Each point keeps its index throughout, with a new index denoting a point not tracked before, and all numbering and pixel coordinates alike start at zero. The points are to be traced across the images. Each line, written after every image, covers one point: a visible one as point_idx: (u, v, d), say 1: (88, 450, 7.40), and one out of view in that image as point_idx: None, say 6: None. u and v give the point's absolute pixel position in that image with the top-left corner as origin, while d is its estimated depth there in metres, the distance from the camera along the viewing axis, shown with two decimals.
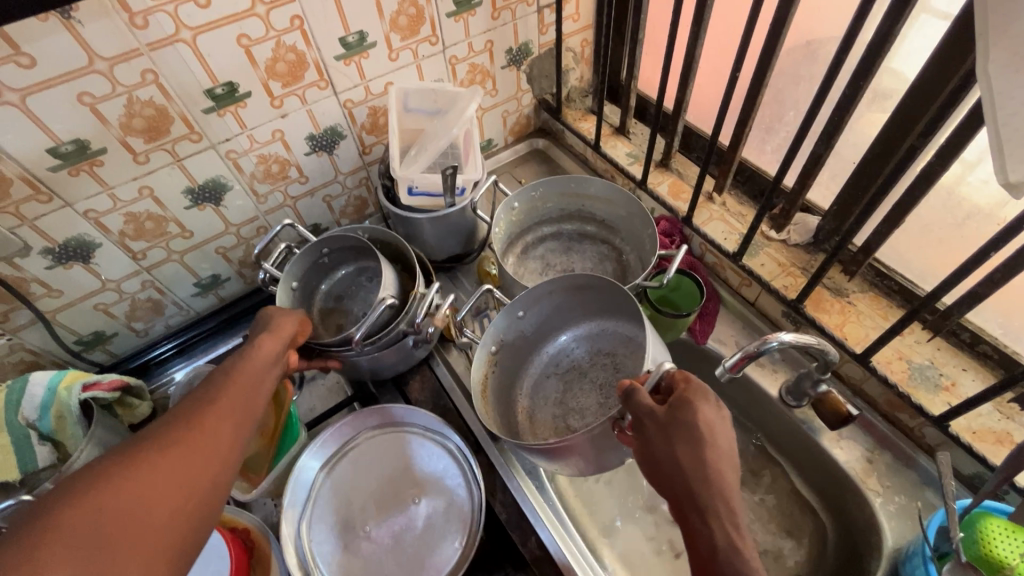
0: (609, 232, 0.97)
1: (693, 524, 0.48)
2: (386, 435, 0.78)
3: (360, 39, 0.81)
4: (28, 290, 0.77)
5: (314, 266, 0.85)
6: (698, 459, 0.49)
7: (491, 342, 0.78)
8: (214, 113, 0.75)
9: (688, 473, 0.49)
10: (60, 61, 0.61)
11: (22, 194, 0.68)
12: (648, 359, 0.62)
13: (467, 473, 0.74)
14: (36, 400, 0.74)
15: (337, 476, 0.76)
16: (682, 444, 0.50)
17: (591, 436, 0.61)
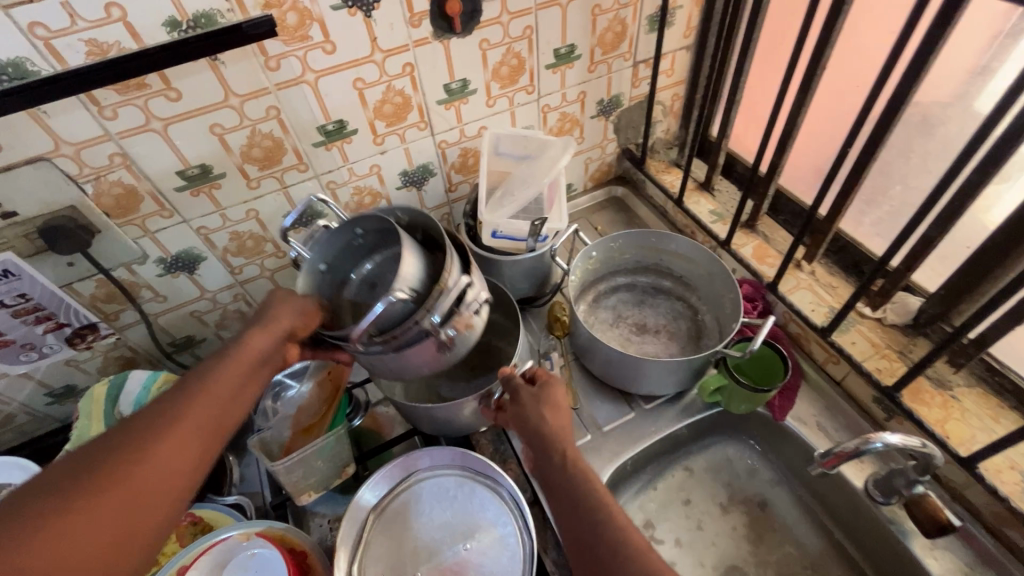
0: (685, 289, 0.95)
1: (550, 469, 0.60)
2: (439, 477, 0.78)
3: (463, 86, 0.84)
4: (139, 294, 0.84)
5: (348, 249, 0.71)
6: (557, 421, 0.62)
7: None
8: (322, 147, 0.80)
9: (544, 425, 0.62)
10: (201, 96, 0.68)
11: (149, 209, 0.75)
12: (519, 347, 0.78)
13: (519, 518, 0.72)
14: (131, 396, 0.80)
15: (388, 515, 0.75)
16: (546, 410, 0.63)
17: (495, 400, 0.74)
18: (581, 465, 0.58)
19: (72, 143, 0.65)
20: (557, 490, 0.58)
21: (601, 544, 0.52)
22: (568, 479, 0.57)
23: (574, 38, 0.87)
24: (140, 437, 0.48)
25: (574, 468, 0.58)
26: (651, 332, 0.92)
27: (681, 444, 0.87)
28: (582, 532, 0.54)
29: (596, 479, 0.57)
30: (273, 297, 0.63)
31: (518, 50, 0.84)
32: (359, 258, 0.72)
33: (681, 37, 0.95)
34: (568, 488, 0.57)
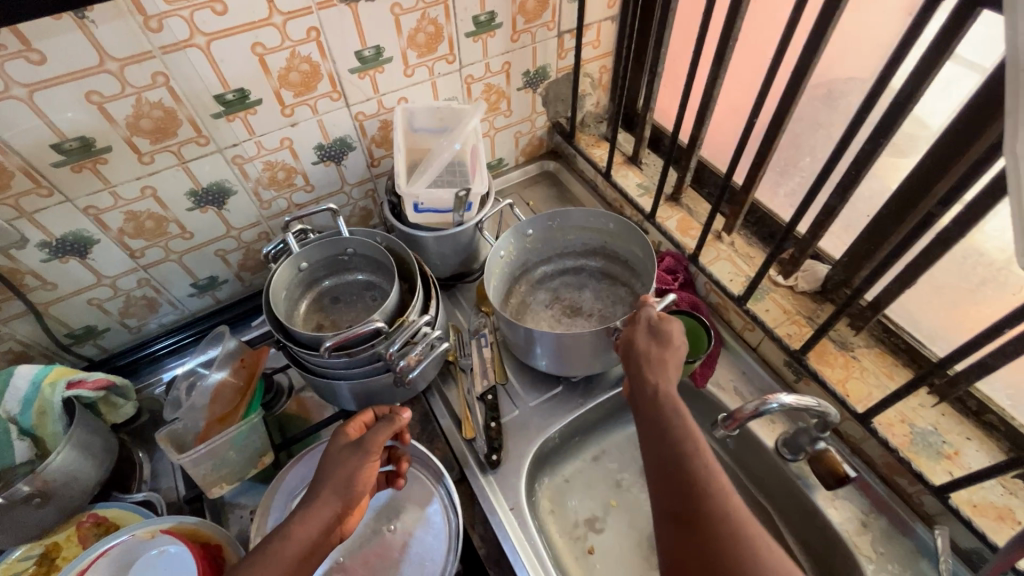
0: (630, 275, 0.93)
1: (641, 399, 0.58)
2: None
3: (377, 53, 0.80)
4: (22, 282, 0.76)
5: (332, 261, 0.83)
6: (658, 356, 0.60)
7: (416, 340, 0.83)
8: (223, 118, 0.75)
9: (644, 351, 0.61)
10: (72, 60, 0.61)
11: (23, 186, 0.68)
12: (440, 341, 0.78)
13: (443, 496, 0.72)
14: (19, 393, 0.73)
15: None
16: (655, 343, 0.62)
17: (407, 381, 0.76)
18: (672, 397, 0.56)
19: None
20: (643, 417, 0.57)
21: (686, 480, 0.50)
22: (653, 412, 0.56)
23: (494, 6, 0.84)
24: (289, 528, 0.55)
25: (665, 398, 0.56)
26: (583, 316, 0.91)
27: (609, 417, 0.88)
28: (665, 460, 0.52)
29: (690, 417, 0.54)
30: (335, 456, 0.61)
31: (434, 16, 0.80)
32: (336, 270, 0.85)
33: (605, 7, 0.93)
34: (657, 418, 0.55)
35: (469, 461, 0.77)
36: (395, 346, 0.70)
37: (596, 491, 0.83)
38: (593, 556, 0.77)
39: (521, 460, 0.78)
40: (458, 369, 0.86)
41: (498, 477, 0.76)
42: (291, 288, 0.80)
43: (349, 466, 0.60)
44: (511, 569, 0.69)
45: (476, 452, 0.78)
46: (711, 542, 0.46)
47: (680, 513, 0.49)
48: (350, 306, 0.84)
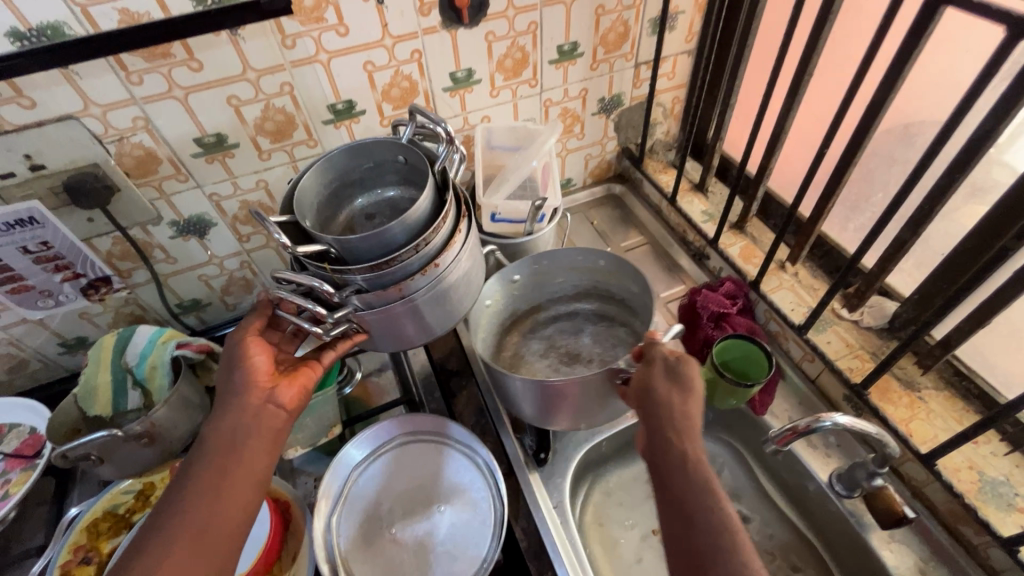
0: (628, 315, 0.92)
1: (666, 466, 0.55)
2: (417, 445, 0.81)
3: (468, 75, 0.89)
4: (152, 254, 0.89)
5: (420, 176, 0.70)
6: (681, 408, 0.58)
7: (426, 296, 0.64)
8: (331, 125, 0.85)
9: (667, 403, 0.59)
10: (221, 69, 0.73)
11: (166, 172, 0.80)
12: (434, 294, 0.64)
13: (492, 488, 0.76)
14: (138, 348, 0.84)
15: (369, 476, 0.79)
16: (677, 392, 0.59)
17: (384, 317, 0.63)
18: (700, 463, 0.54)
19: (100, 105, 0.70)
20: (666, 481, 0.54)
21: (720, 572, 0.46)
22: (683, 492, 0.53)
23: (578, 36, 0.91)
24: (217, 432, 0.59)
25: (697, 474, 0.53)
26: (580, 362, 0.90)
27: None
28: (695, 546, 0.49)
29: (721, 494, 0.51)
30: (224, 362, 0.64)
31: (522, 44, 0.88)
32: (408, 182, 0.73)
33: (682, 41, 0.99)
34: (685, 494, 0.52)
35: (516, 456, 0.80)
36: (363, 270, 0.58)
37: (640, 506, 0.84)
38: (631, 567, 0.78)
39: (567, 461, 0.81)
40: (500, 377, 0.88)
41: (543, 475, 0.80)
42: (352, 173, 0.71)
43: (243, 362, 0.63)
44: (550, 564, 0.71)
45: (524, 449, 0.81)
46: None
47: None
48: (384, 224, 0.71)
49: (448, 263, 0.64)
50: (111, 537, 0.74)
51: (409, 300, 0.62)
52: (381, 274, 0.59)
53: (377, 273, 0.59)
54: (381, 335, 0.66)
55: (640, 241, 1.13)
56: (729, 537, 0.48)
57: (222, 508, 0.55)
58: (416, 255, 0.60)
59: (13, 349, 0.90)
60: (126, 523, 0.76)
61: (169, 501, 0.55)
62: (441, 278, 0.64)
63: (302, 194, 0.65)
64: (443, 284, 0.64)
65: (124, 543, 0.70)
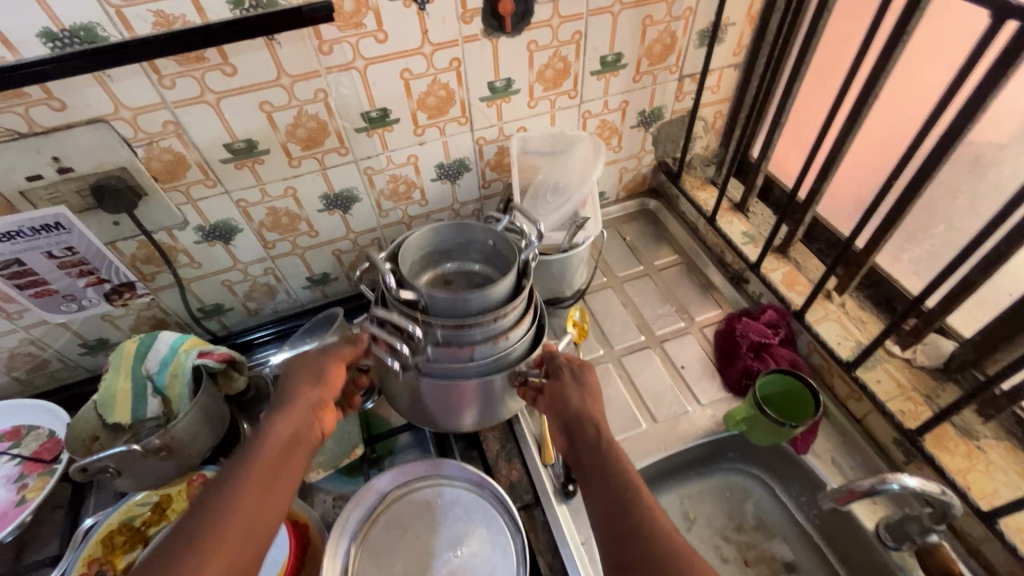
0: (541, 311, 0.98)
1: (582, 445, 0.61)
2: (415, 493, 0.75)
3: (506, 85, 0.85)
4: (176, 258, 0.86)
5: (497, 259, 0.78)
6: (586, 401, 0.65)
7: (490, 361, 0.70)
8: (364, 133, 0.82)
9: (571, 399, 0.65)
10: (255, 74, 0.70)
11: (194, 177, 0.78)
12: (500, 358, 0.70)
13: (493, 501, 0.73)
14: (159, 354, 0.82)
15: (370, 541, 0.70)
16: (582, 390, 0.66)
17: (446, 371, 0.69)
18: (612, 441, 0.60)
19: (130, 108, 0.68)
20: (585, 464, 0.59)
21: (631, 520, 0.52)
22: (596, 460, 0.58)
23: (622, 47, 0.87)
24: (281, 431, 0.59)
25: (608, 446, 0.59)
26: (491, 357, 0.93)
27: (688, 466, 0.86)
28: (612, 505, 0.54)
29: (627, 460, 0.58)
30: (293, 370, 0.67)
31: (564, 54, 0.84)
32: (490, 264, 0.79)
33: (730, 55, 0.95)
34: (600, 470, 0.57)
35: (542, 488, 0.77)
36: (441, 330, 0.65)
37: None
38: None
39: None
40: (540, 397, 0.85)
41: (572, 508, 0.76)
42: (446, 245, 0.78)
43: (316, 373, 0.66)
44: None
45: (552, 478, 0.78)
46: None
47: (624, 560, 0.50)
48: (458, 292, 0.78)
49: (514, 339, 0.70)
50: (127, 551, 0.72)
51: (475, 362, 0.69)
52: (458, 334, 0.66)
53: (455, 331, 0.65)
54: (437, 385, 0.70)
55: (674, 259, 1.08)
56: (634, 494, 0.54)
57: (271, 511, 0.53)
58: (493, 324, 0.66)
59: (34, 349, 0.88)
60: (142, 538, 0.74)
61: (216, 491, 0.52)
62: (507, 348, 0.70)
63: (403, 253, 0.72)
64: (506, 355, 0.70)
65: None
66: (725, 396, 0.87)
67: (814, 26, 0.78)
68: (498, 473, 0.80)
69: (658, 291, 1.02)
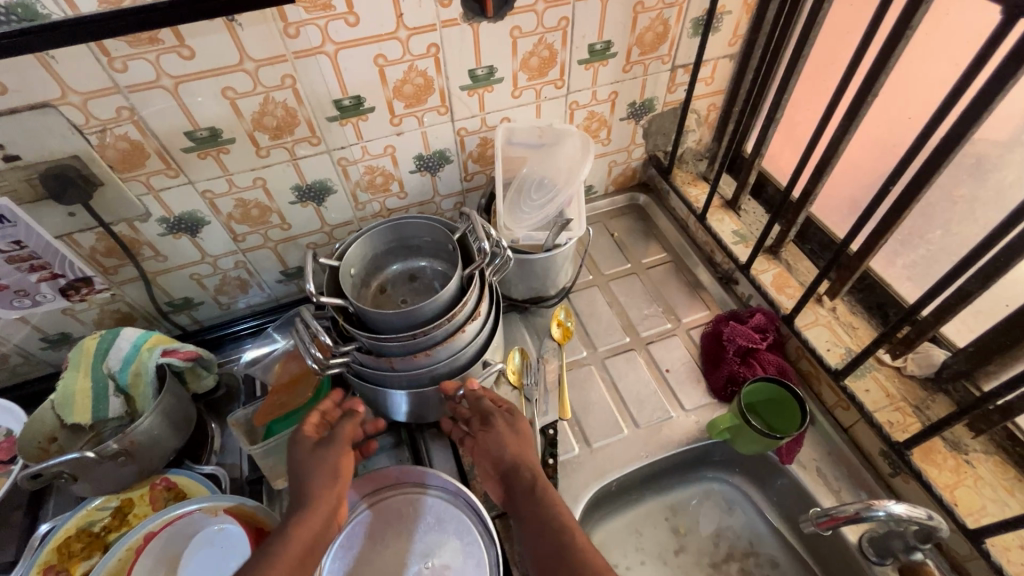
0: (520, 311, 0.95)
1: (518, 492, 0.65)
2: (386, 502, 0.72)
3: (489, 73, 0.80)
4: (139, 251, 0.82)
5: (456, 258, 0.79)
6: (519, 446, 0.68)
7: (411, 370, 0.72)
8: (337, 122, 0.78)
9: (503, 445, 0.68)
10: (215, 58, 0.65)
11: (155, 166, 0.73)
12: (424, 367, 0.73)
13: (465, 508, 0.71)
14: (121, 353, 0.79)
15: (340, 554, 0.68)
16: (512, 436, 0.69)
17: (371, 371, 0.73)
18: (547, 486, 0.63)
19: (80, 93, 0.63)
20: (523, 511, 0.62)
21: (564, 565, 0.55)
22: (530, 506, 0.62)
23: (611, 35, 0.83)
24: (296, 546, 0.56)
25: (542, 489, 0.63)
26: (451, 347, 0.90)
27: (671, 472, 0.83)
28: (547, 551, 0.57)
29: (561, 505, 0.61)
30: (303, 454, 0.65)
31: (550, 41, 0.80)
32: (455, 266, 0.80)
33: (725, 45, 0.90)
34: (535, 514, 0.60)
35: None
36: (361, 335, 0.68)
37: (648, 557, 0.78)
38: None
39: (574, 503, 0.75)
40: (521, 397, 0.84)
41: None
42: (414, 241, 0.80)
43: (334, 471, 0.63)
44: None
45: None
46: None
47: None
48: (417, 289, 0.80)
49: (441, 355, 0.72)
50: (84, 558, 0.70)
51: (395, 372, 0.72)
52: (376, 346, 0.69)
53: (374, 341, 0.68)
54: (362, 379, 0.75)
55: (662, 257, 1.04)
56: (569, 536, 0.57)
57: None
58: (412, 341, 0.69)
59: None
60: (101, 544, 0.71)
61: None
62: (432, 362, 0.72)
63: (361, 245, 0.75)
64: (430, 366, 0.73)
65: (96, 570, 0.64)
66: (709, 401, 0.85)
67: (814, 17, 0.74)
68: (474, 480, 0.77)
69: (645, 290, 0.99)
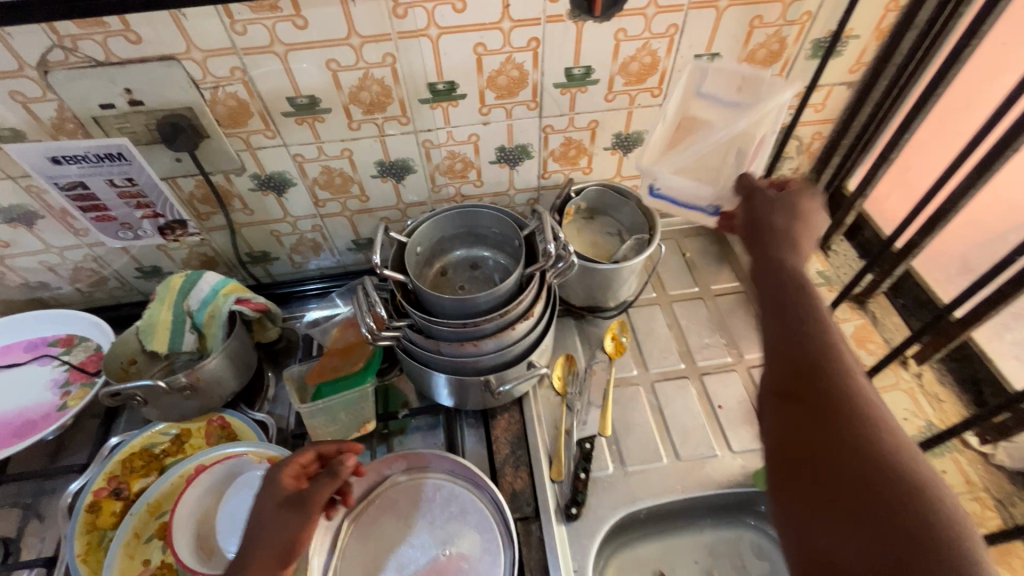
0: (575, 318, 0.94)
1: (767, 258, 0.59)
2: (413, 482, 0.74)
3: (585, 73, 0.78)
4: (230, 202, 0.88)
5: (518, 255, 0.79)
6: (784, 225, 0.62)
7: (457, 358, 0.73)
8: (428, 105, 0.79)
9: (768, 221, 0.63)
10: (326, 30, 0.68)
11: (256, 126, 0.77)
12: (470, 358, 0.73)
13: (487, 501, 0.72)
14: (201, 294, 0.85)
15: (362, 525, 0.70)
16: (783, 213, 0.63)
17: (418, 352, 0.74)
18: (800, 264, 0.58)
19: (201, 50, 0.67)
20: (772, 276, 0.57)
21: (880, 441, 0.43)
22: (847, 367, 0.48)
23: (721, 47, 0.78)
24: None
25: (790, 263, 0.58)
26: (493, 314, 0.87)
27: (705, 513, 0.80)
28: (839, 428, 0.45)
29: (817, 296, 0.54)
30: (264, 512, 0.60)
31: (655, 47, 0.77)
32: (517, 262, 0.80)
33: (845, 72, 0.83)
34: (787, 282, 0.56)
35: (542, 504, 0.74)
36: (416, 316, 0.69)
37: None
38: None
39: (598, 522, 0.74)
40: (564, 404, 0.83)
41: (572, 531, 0.73)
42: (482, 231, 0.80)
43: (270, 530, 0.58)
44: None
45: (558, 495, 0.75)
46: (901, 501, 0.40)
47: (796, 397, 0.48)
48: (476, 279, 0.80)
49: (486, 349, 0.72)
50: (142, 476, 0.76)
51: (440, 356, 0.72)
52: (427, 327, 0.70)
53: (427, 321, 0.69)
54: (409, 357, 0.76)
55: (734, 286, 0.99)
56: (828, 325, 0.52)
57: None
58: (464, 329, 0.69)
59: (96, 266, 0.94)
60: (157, 466, 0.77)
61: None
62: (476, 354, 0.72)
63: (429, 226, 0.77)
64: (476, 358, 0.73)
65: (150, 490, 0.71)
66: (760, 447, 0.80)
67: None
68: (503, 478, 0.77)
69: (709, 317, 0.95)
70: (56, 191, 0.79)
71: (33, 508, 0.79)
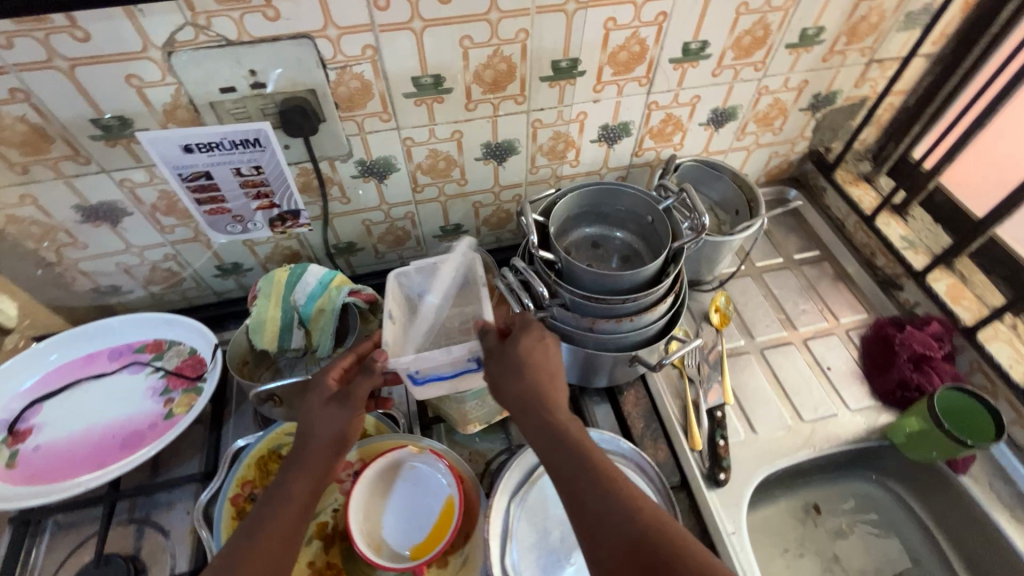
0: None
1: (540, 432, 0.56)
2: None
3: (700, 48, 0.79)
4: (330, 190, 0.84)
5: (646, 229, 0.79)
6: (542, 387, 0.59)
7: (609, 333, 0.73)
8: (548, 83, 0.77)
9: (529, 393, 0.58)
10: (467, 5, 0.65)
11: (374, 109, 0.74)
12: (620, 333, 0.74)
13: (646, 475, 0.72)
14: (307, 288, 0.81)
15: (529, 506, 0.69)
16: (516, 378, 0.59)
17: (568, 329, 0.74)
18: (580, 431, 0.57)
19: (338, 27, 0.64)
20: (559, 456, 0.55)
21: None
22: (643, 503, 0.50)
23: (827, 21, 0.81)
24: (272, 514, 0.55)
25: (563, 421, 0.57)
26: None
27: (826, 469, 0.84)
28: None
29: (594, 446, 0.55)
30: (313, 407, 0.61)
31: (770, 21, 0.78)
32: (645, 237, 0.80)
33: (930, 43, 0.87)
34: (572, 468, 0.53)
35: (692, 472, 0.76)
36: (572, 292, 0.69)
37: (807, 552, 0.79)
38: None
39: (743, 484, 0.76)
40: (685, 377, 0.84)
41: (722, 495, 0.75)
42: (607, 208, 0.80)
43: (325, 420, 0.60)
44: None
45: (700, 464, 0.77)
46: None
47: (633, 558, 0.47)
48: (607, 254, 0.81)
49: (637, 323, 0.73)
50: None
51: (593, 333, 0.73)
52: (581, 305, 0.70)
53: (583, 299, 0.70)
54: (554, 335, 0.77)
55: (814, 254, 1.03)
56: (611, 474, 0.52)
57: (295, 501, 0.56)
58: (621, 304, 0.70)
59: (174, 266, 0.89)
60: None
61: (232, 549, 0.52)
62: (627, 329, 0.73)
63: (563, 205, 0.77)
64: (627, 332, 0.74)
65: None
66: (873, 403, 0.84)
67: None
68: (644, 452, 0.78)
69: (799, 285, 0.98)
70: (178, 182, 0.74)
71: (151, 521, 0.74)
